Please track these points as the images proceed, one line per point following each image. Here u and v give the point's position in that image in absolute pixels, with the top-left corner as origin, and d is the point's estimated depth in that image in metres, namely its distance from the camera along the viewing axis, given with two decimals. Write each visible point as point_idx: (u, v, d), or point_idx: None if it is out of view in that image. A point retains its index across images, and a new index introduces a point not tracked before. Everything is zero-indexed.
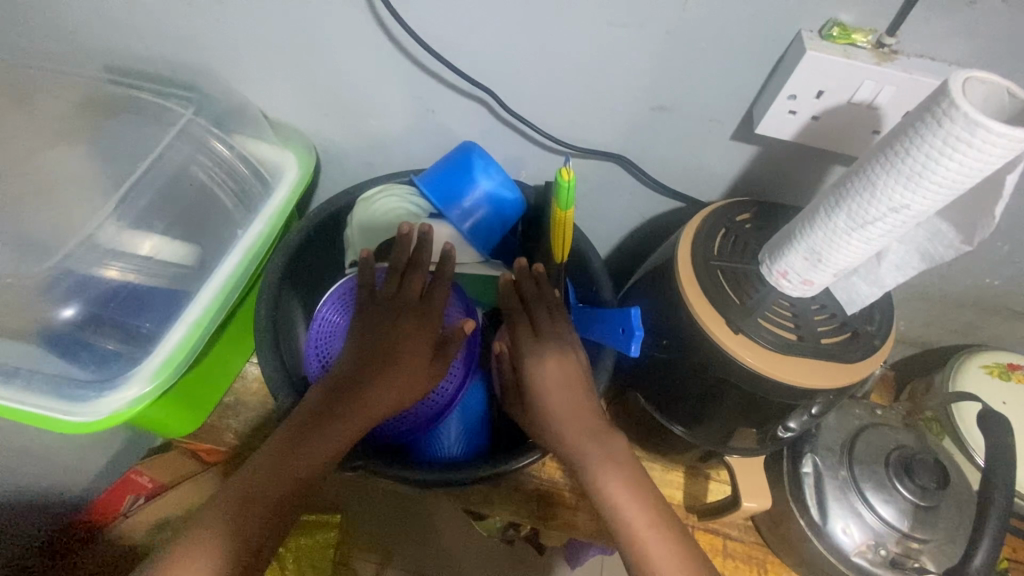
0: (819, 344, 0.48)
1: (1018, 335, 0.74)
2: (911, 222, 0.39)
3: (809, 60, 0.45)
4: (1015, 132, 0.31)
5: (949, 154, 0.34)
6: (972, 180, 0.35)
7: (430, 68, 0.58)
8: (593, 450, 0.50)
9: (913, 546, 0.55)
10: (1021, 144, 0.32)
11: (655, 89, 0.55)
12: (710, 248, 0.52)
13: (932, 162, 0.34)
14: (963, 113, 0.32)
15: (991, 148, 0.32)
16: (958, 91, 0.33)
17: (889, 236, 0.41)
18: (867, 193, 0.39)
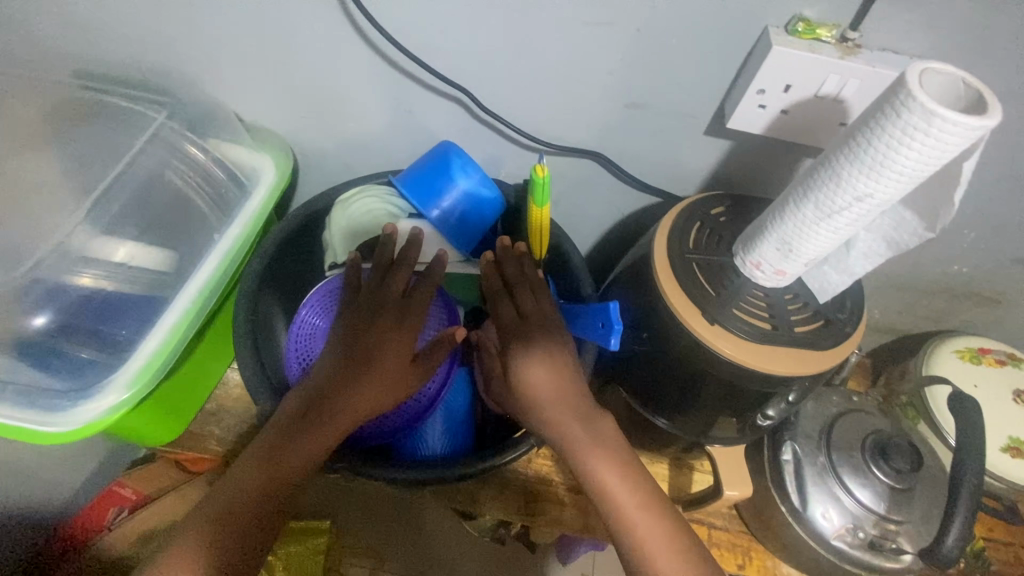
0: (793, 333, 0.49)
1: (989, 320, 0.76)
2: (875, 210, 0.40)
3: (776, 56, 0.47)
4: (968, 120, 0.32)
5: (908, 143, 0.35)
6: (932, 168, 0.36)
7: (405, 69, 0.58)
8: (581, 434, 0.51)
9: (890, 528, 0.56)
10: (975, 132, 0.33)
11: (629, 87, 0.55)
12: (685, 242, 0.53)
13: (893, 151, 0.35)
14: (918, 103, 0.33)
15: (947, 136, 0.33)
16: (914, 82, 0.34)
17: (856, 225, 0.42)
18: (833, 184, 0.39)
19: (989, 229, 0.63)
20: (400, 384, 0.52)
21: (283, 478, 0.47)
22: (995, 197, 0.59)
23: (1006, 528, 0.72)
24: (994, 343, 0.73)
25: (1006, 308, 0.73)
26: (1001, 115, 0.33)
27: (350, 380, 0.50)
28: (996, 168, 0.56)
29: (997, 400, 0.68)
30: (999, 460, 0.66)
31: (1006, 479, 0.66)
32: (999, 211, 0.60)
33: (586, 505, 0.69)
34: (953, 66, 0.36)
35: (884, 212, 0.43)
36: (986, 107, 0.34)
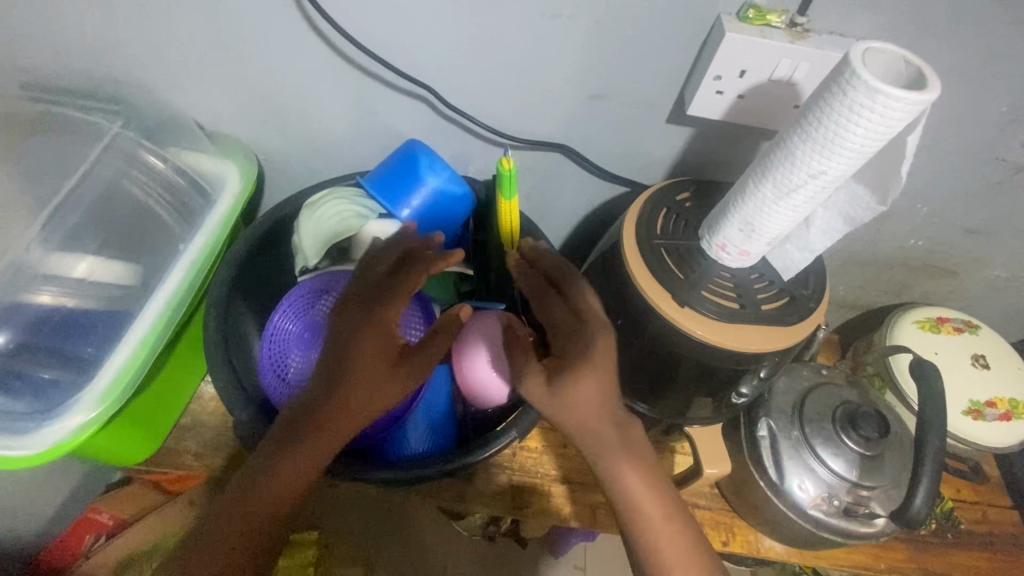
0: (760, 311, 0.51)
1: (946, 291, 0.79)
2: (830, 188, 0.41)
3: (728, 42, 0.48)
4: (911, 96, 0.34)
5: (855, 120, 0.36)
6: (880, 143, 0.37)
7: (367, 69, 0.58)
8: (614, 438, 0.48)
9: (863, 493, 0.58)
10: (917, 107, 0.34)
11: (591, 78, 0.56)
12: (653, 228, 0.54)
13: (842, 129, 0.37)
14: (863, 81, 0.34)
15: (891, 112, 0.35)
16: (859, 60, 0.35)
17: (813, 203, 0.43)
18: (788, 163, 0.41)
19: (939, 203, 0.66)
20: (389, 387, 0.48)
21: (272, 502, 0.46)
22: (943, 171, 0.62)
23: (973, 488, 0.75)
24: (951, 312, 0.76)
25: (961, 278, 0.76)
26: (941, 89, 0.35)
27: (338, 397, 0.47)
28: (941, 143, 0.59)
29: (956, 367, 0.71)
30: (960, 422, 0.69)
31: (967, 439, 0.69)
32: (946, 184, 0.63)
33: (573, 494, 0.70)
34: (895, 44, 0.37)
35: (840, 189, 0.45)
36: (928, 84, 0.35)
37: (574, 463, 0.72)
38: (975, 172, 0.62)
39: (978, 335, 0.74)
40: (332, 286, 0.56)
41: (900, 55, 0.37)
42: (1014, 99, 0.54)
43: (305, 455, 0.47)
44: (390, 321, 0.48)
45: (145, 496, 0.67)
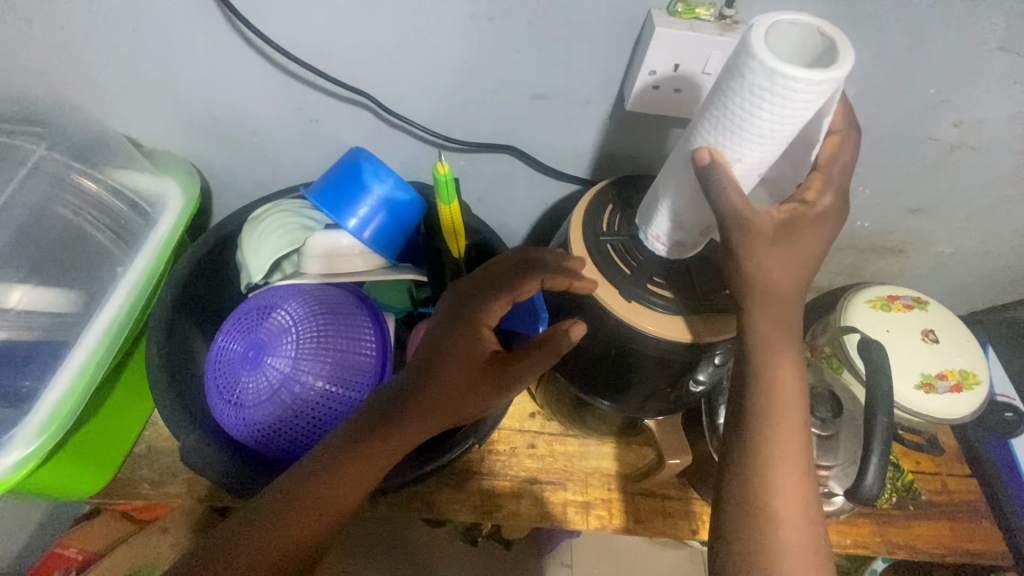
0: (707, 301, 0.51)
1: (895, 270, 0.81)
2: (750, 174, 0.42)
3: (660, 37, 0.48)
4: (810, 76, 0.34)
5: (761, 101, 0.37)
6: (790, 125, 0.38)
7: (305, 79, 0.57)
8: (799, 438, 0.45)
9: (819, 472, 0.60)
10: (818, 88, 0.35)
11: (530, 77, 0.56)
12: (599, 225, 0.54)
13: (750, 110, 0.37)
14: (760, 62, 0.35)
15: (793, 93, 0.35)
16: (761, 49, 0.35)
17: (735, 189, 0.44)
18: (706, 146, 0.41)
19: (880, 185, 0.68)
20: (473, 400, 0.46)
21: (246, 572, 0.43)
22: (880, 153, 0.64)
23: (932, 459, 0.77)
24: (901, 290, 0.79)
25: (908, 257, 0.79)
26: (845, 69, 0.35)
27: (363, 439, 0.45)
28: (876, 126, 0.61)
29: (908, 343, 0.73)
30: (913, 396, 0.71)
31: (920, 413, 0.71)
32: (884, 165, 0.65)
33: (542, 495, 0.70)
34: (803, 24, 0.38)
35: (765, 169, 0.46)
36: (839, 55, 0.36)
37: (542, 464, 0.72)
38: (910, 153, 0.63)
39: (927, 311, 0.76)
40: (279, 303, 0.54)
41: (806, 25, 0.38)
42: (941, 81, 0.56)
43: (357, 468, 0.45)
44: (488, 319, 0.47)
45: (112, 527, 0.66)
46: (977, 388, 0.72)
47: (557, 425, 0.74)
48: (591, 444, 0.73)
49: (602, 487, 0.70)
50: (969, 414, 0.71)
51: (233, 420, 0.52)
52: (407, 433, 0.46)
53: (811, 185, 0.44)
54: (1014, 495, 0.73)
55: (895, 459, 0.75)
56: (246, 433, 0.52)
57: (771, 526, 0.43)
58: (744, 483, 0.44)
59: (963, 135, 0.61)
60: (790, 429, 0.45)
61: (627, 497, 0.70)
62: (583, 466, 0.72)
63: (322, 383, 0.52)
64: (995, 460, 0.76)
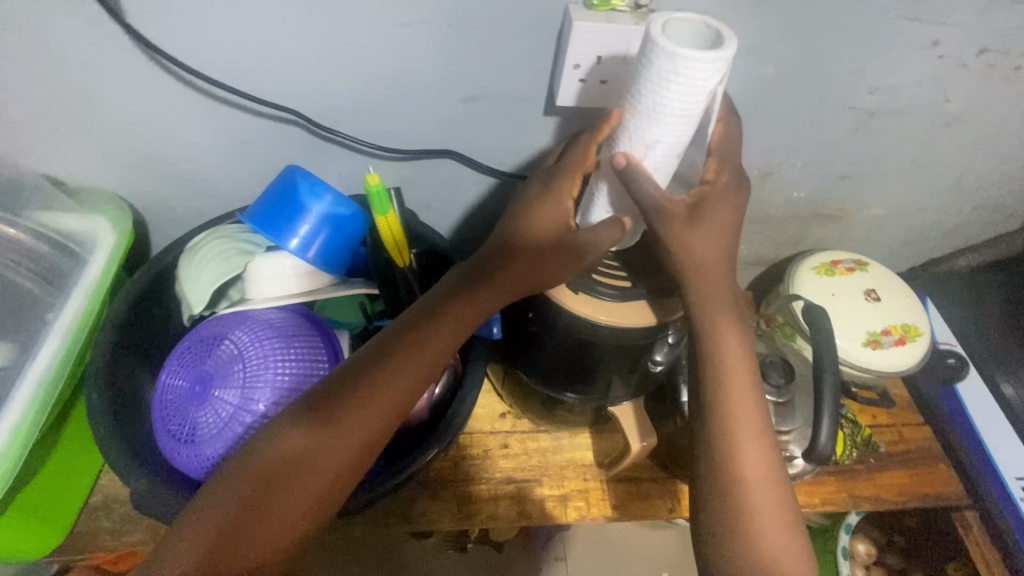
0: (649, 287, 0.54)
1: (836, 235, 0.85)
2: (671, 156, 0.45)
3: (578, 30, 0.49)
4: (704, 52, 0.38)
5: (667, 81, 0.40)
6: (697, 103, 0.41)
7: (230, 101, 0.56)
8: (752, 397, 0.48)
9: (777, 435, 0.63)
10: (713, 64, 0.39)
11: (461, 80, 0.56)
12: None
13: (659, 91, 0.40)
14: (660, 46, 0.39)
15: (693, 69, 0.39)
16: (662, 38, 0.39)
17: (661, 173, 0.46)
18: (628, 134, 0.44)
19: (809, 156, 0.70)
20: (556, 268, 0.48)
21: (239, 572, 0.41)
22: (806, 125, 0.66)
23: (887, 412, 0.81)
24: (842, 254, 0.82)
25: (845, 222, 0.82)
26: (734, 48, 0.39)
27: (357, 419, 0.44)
28: (797, 100, 0.63)
29: (853, 304, 0.77)
30: (861, 354, 0.74)
31: (869, 368, 0.74)
32: (810, 136, 0.68)
33: (520, 493, 0.70)
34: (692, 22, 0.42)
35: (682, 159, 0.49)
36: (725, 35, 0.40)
37: (518, 463, 0.72)
38: (834, 121, 0.66)
39: (867, 271, 0.80)
40: (226, 332, 0.53)
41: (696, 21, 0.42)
42: (851, 52, 0.59)
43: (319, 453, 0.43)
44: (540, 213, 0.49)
45: None
46: (919, 340, 0.76)
47: (528, 423, 0.75)
48: (564, 436, 0.74)
49: (578, 477, 0.71)
50: (912, 365, 0.75)
51: (188, 458, 0.50)
52: (368, 421, 0.45)
53: (730, 157, 0.47)
54: (963, 435, 0.77)
55: (853, 416, 0.78)
56: (200, 470, 0.50)
57: (748, 508, 0.45)
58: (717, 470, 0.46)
59: (881, 102, 0.64)
60: (744, 391, 0.47)
61: (603, 484, 0.71)
62: (557, 459, 0.72)
63: (273, 409, 0.50)
64: (944, 405, 0.79)
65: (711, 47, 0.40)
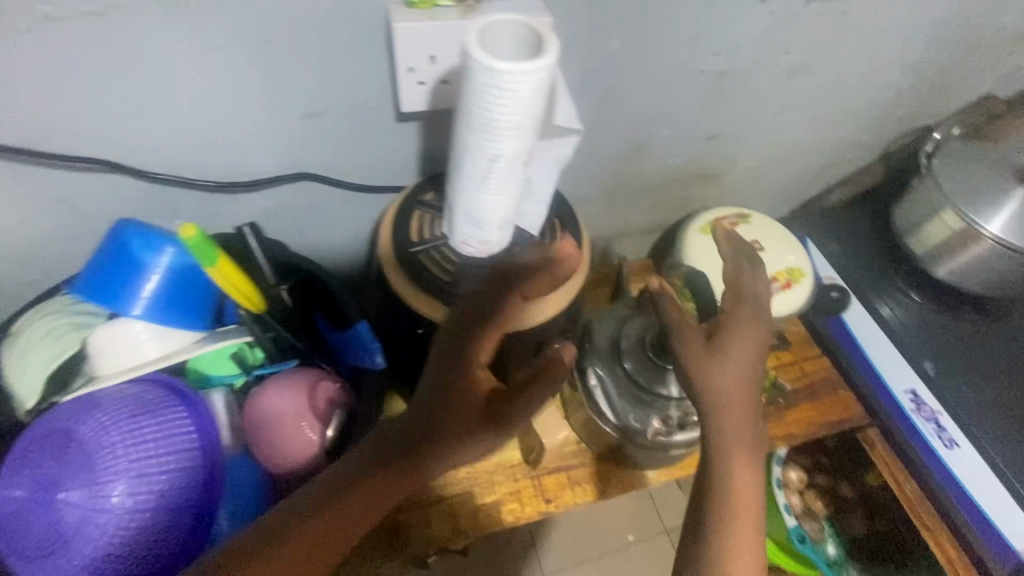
0: None
1: (719, 193, 0.88)
2: (517, 166, 0.41)
3: (403, 33, 0.46)
4: (520, 66, 0.33)
5: (490, 98, 0.35)
6: (529, 115, 0.36)
7: (29, 161, 0.49)
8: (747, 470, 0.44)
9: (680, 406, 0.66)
10: (534, 75, 0.34)
11: (294, 96, 0.52)
12: (409, 236, 0.55)
13: (485, 108, 0.36)
14: (475, 62, 0.33)
15: (515, 85, 0.34)
16: (476, 50, 0.34)
17: (512, 182, 0.42)
18: (466, 150, 0.40)
19: (674, 123, 0.71)
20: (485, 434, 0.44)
21: None
22: (664, 94, 0.67)
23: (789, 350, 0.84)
24: (726, 210, 0.85)
25: (724, 179, 0.85)
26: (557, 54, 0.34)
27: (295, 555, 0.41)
28: (650, 71, 0.63)
29: None
30: None
31: None
32: (670, 105, 0.69)
33: (451, 510, 0.68)
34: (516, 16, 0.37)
35: (537, 183, 0.52)
36: (547, 40, 0.35)
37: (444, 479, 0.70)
38: (688, 88, 0.67)
39: (750, 223, 0.83)
40: (63, 425, 0.47)
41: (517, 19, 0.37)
42: (688, 18, 0.59)
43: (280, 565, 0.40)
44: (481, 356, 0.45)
45: None
46: (803, 281, 0.80)
47: None
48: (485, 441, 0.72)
49: (507, 479, 0.70)
50: (801, 306, 0.79)
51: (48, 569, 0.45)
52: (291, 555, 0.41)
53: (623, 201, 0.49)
54: (855, 361, 0.82)
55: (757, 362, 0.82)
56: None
57: (728, 568, 0.41)
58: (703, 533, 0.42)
59: (729, 61, 0.66)
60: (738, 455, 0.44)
61: (533, 481, 0.71)
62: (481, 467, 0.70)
63: (133, 501, 0.46)
64: (835, 335, 0.84)
65: (533, 52, 0.36)
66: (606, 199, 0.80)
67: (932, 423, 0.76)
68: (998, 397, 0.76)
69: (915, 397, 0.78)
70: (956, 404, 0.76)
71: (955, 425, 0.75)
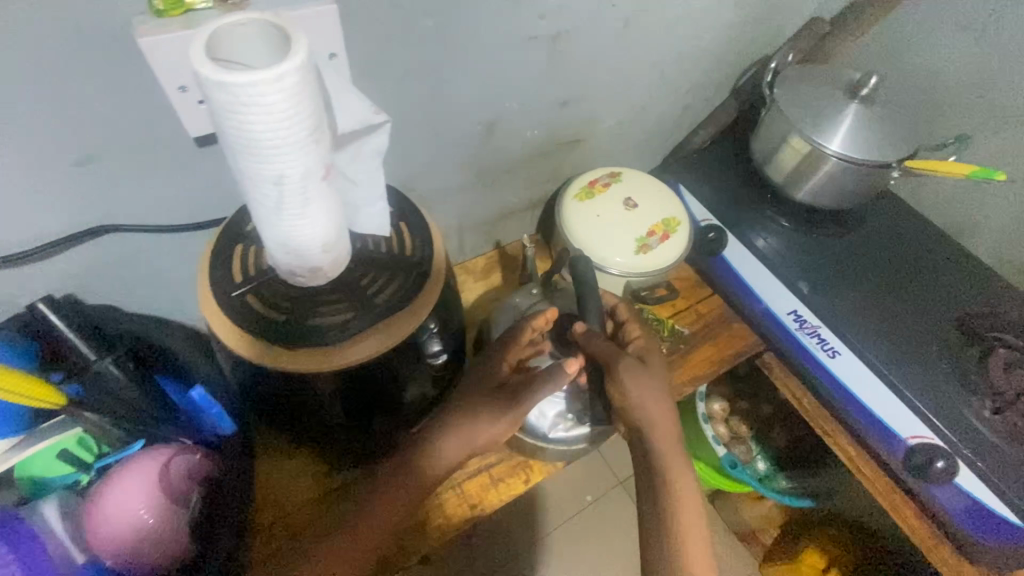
0: (377, 309, 0.52)
1: (591, 156, 0.87)
2: (313, 188, 0.37)
3: (152, 48, 0.42)
4: (255, 77, 0.30)
5: (239, 117, 0.32)
6: (295, 129, 0.33)
7: None
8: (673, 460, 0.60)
9: (579, 407, 0.71)
10: (278, 85, 0.31)
11: (64, 137, 0.47)
12: (234, 278, 0.52)
13: (240, 129, 0.32)
14: (206, 81, 0.30)
15: (259, 99, 0.31)
16: (207, 68, 0.31)
17: (315, 205, 0.39)
18: (246, 178, 0.36)
19: (521, 94, 0.69)
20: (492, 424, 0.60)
21: None
22: (501, 67, 0.64)
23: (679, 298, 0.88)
24: (599, 172, 0.86)
25: (592, 141, 0.84)
26: (302, 57, 0.32)
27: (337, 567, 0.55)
28: (478, 46, 0.60)
29: (614, 218, 0.81)
30: (633, 262, 0.78)
31: (645, 274, 0.79)
32: (510, 77, 0.66)
33: None
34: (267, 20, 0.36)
35: (375, 208, 0.51)
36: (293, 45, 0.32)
37: None
38: (523, 57, 0.64)
39: (622, 182, 0.84)
40: None
41: None
42: None
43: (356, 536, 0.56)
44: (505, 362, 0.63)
45: None
46: (680, 229, 0.81)
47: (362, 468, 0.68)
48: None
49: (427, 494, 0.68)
50: (681, 254, 0.80)
51: None
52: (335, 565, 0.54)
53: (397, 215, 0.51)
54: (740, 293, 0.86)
55: (654, 315, 0.85)
56: None
57: (676, 523, 0.59)
58: (655, 503, 0.60)
59: (557, 25, 0.63)
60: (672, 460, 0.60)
61: (455, 490, 0.68)
62: None
63: None
64: (720, 273, 0.88)
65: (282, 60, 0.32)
66: (475, 183, 0.78)
67: (815, 338, 0.79)
68: (869, 301, 0.81)
69: (798, 316, 0.81)
70: (830, 313, 0.79)
71: (836, 334, 0.78)
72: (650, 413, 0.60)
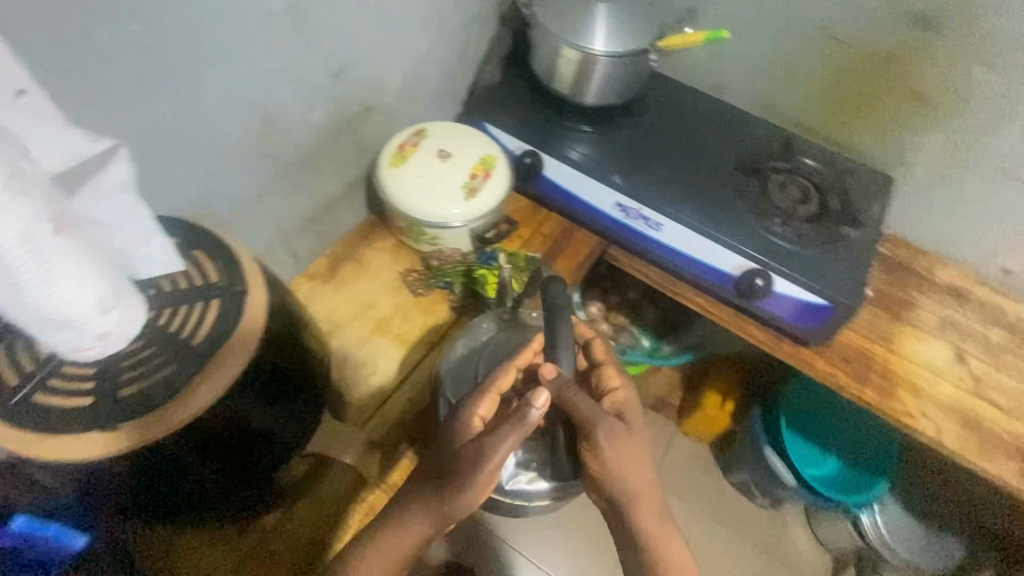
0: (196, 348, 0.51)
1: (387, 122, 0.86)
2: (39, 252, 0.38)
3: None
4: None
5: None
6: None
7: None
8: (652, 524, 0.66)
9: (540, 460, 0.75)
10: None
11: None
12: (14, 387, 0.48)
13: None
14: None
15: None
16: None
17: (56, 265, 0.39)
18: None
19: (283, 78, 0.64)
20: (459, 498, 0.60)
21: None
22: (245, 54, 0.59)
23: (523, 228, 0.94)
24: (405, 133, 0.85)
25: (381, 106, 0.83)
26: None
27: None
28: (207, 39, 0.55)
29: (435, 175, 0.82)
30: (467, 210, 0.80)
31: (483, 217, 0.81)
32: (262, 64, 0.61)
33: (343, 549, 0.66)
34: None
35: (149, 247, 0.51)
36: None
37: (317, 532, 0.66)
38: (266, 38, 0.60)
39: (428, 137, 0.84)
40: None
41: None
42: None
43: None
44: (469, 425, 0.63)
45: None
46: (498, 163, 0.84)
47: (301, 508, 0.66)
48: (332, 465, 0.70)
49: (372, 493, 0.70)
50: (506, 188, 0.83)
51: None
52: None
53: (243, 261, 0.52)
54: (569, 204, 0.93)
55: (507, 250, 0.90)
56: None
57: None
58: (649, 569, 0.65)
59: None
60: (647, 518, 0.66)
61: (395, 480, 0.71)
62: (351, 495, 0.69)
63: None
64: (548, 193, 0.94)
65: None
66: (278, 186, 0.73)
67: (641, 219, 0.89)
68: (672, 171, 0.91)
69: (621, 206, 0.89)
70: (645, 190, 0.88)
71: (656, 212, 0.87)
72: (633, 484, 0.65)
